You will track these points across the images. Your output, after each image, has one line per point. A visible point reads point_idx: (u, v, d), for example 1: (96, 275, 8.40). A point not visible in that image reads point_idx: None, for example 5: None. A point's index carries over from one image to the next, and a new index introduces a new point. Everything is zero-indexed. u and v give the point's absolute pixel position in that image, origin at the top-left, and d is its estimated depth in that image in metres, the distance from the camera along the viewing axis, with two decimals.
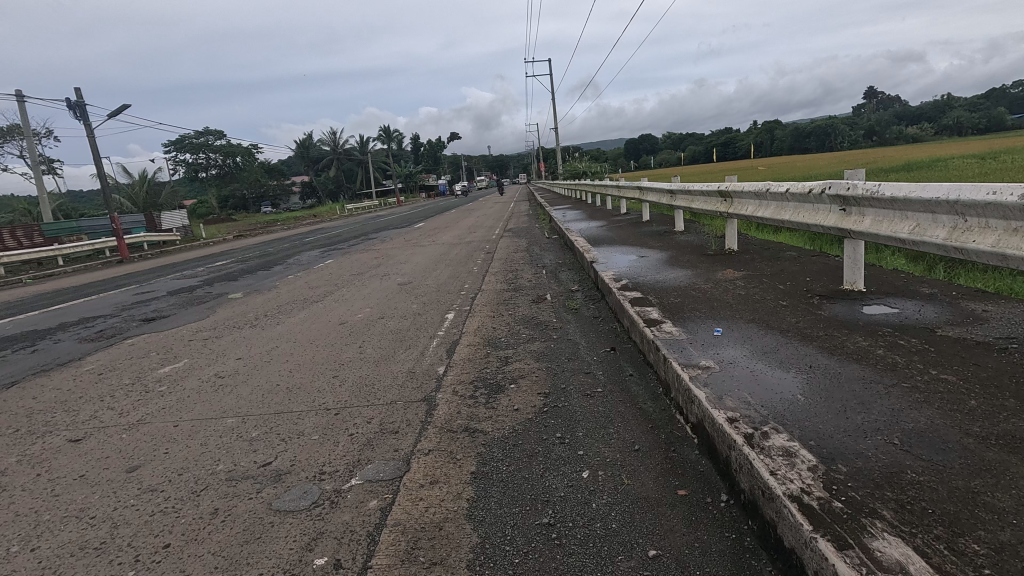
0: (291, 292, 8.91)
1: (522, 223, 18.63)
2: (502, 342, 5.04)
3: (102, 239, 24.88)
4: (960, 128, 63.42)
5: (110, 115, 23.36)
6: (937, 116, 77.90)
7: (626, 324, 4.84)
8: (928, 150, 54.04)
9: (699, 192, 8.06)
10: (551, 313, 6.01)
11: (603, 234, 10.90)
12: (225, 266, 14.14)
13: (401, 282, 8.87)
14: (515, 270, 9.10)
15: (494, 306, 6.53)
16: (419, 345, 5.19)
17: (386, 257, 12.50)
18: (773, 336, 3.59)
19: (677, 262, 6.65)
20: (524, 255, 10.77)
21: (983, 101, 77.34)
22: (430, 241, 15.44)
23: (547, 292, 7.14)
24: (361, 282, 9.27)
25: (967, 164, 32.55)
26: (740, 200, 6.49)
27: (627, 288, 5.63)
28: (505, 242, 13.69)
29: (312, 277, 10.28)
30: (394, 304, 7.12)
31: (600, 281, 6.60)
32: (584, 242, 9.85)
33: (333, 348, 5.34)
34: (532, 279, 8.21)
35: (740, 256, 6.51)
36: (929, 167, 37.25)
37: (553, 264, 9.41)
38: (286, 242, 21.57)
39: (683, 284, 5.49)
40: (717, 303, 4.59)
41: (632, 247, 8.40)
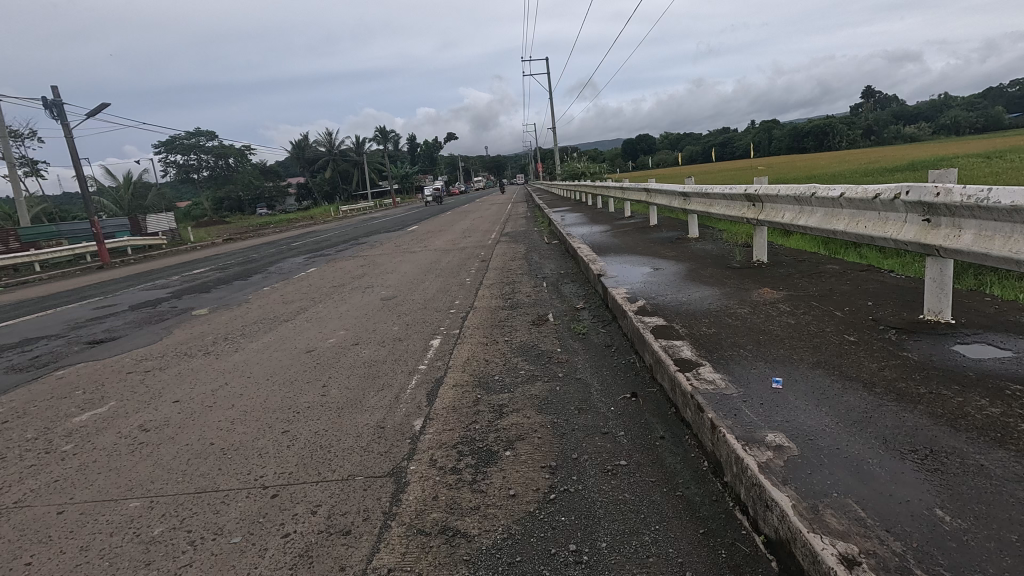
0: (263, 308, 7.99)
1: (520, 227, 17.76)
2: (495, 383, 4.11)
3: (82, 244, 23.89)
4: (962, 127, 62.67)
5: (89, 115, 22.37)
6: (937, 116, 77.39)
7: (649, 361, 3.91)
8: (931, 150, 53.35)
9: (719, 195, 7.15)
10: (554, 340, 5.08)
11: (608, 241, 9.99)
12: (202, 274, 13.21)
13: (385, 296, 7.94)
14: (513, 283, 8.17)
15: (487, 330, 5.61)
16: (394, 384, 4.27)
17: (373, 266, 11.57)
18: (857, 395, 2.67)
19: (699, 277, 5.74)
20: (522, 265, 9.84)
21: (983, 100, 76.84)
22: (422, 247, 14.54)
23: (549, 312, 6.22)
24: (341, 296, 8.32)
25: (974, 164, 31.87)
26: (773, 206, 5.58)
27: (645, 312, 4.71)
28: (502, 248, 12.79)
29: (289, 290, 9.34)
30: (373, 326, 6.19)
31: (611, 299, 5.68)
32: (588, 250, 8.93)
33: (293, 387, 4.42)
34: (531, 294, 7.29)
35: (773, 271, 5.60)
36: (934, 168, 36.56)
37: (554, 275, 8.50)
38: (273, 247, 20.61)
39: (713, 307, 4.57)
40: (763, 337, 3.67)
41: (644, 257, 7.49)
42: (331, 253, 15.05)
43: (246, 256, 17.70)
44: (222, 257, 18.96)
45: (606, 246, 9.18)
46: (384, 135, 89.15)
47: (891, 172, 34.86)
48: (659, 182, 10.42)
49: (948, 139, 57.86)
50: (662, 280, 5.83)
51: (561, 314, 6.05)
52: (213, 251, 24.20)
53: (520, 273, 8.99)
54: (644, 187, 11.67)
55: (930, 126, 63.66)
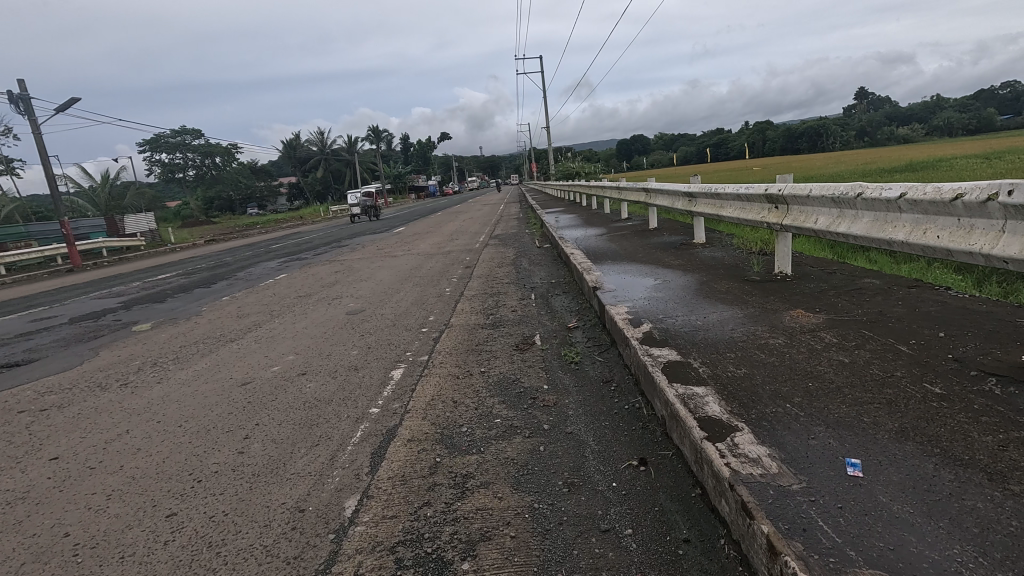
0: (214, 322, 7.05)
1: (510, 230, 16.89)
2: (461, 438, 3.18)
3: (53, 245, 22.83)
4: (956, 128, 62.32)
5: (59, 111, 21.31)
6: (930, 117, 77.27)
7: (662, 412, 3.00)
8: (926, 151, 52.93)
9: (731, 195, 6.26)
10: (541, 372, 4.16)
11: (603, 245, 9.09)
12: (165, 281, 12.20)
13: (352, 310, 7.01)
14: (497, 293, 7.26)
15: (461, 357, 4.68)
16: (334, 437, 3.34)
17: (348, 272, 10.63)
18: (985, 496, 1.78)
19: (714, 293, 4.85)
20: (509, 272, 8.94)
21: (976, 101, 76.73)
22: (405, 250, 13.60)
23: (537, 332, 5.29)
24: (304, 309, 7.38)
25: (972, 165, 31.34)
26: (801, 208, 4.70)
27: (651, 340, 3.80)
28: (489, 252, 11.89)
29: (249, 301, 8.38)
30: (329, 349, 5.26)
31: (609, 320, 4.77)
32: (581, 257, 8.01)
33: (207, 438, 3.49)
34: (516, 308, 6.38)
35: (801, 286, 4.72)
36: (931, 168, 36.01)
37: (544, 285, 7.59)
38: (252, 249, 19.64)
39: (737, 335, 3.67)
40: (813, 385, 2.77)
41: (645, 266, 6.60)
42: (308, 257, 14.09)
43: (220, 259, 16.70)
44: (196, 260, 17.97)
45: (602, 252, 8.28)
46: (376, 134, 88.09)
47: (888, 172, 34.29)
48: (659, 182, 9.55)
49: (944, 140, 57.46)
50: (669, 297, 4.92)
51: (550, 336, 5.14)
52: (192, 253, 23.21)
53: (506, 282, 8.07)
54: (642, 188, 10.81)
55: (925, 128, 63.33)
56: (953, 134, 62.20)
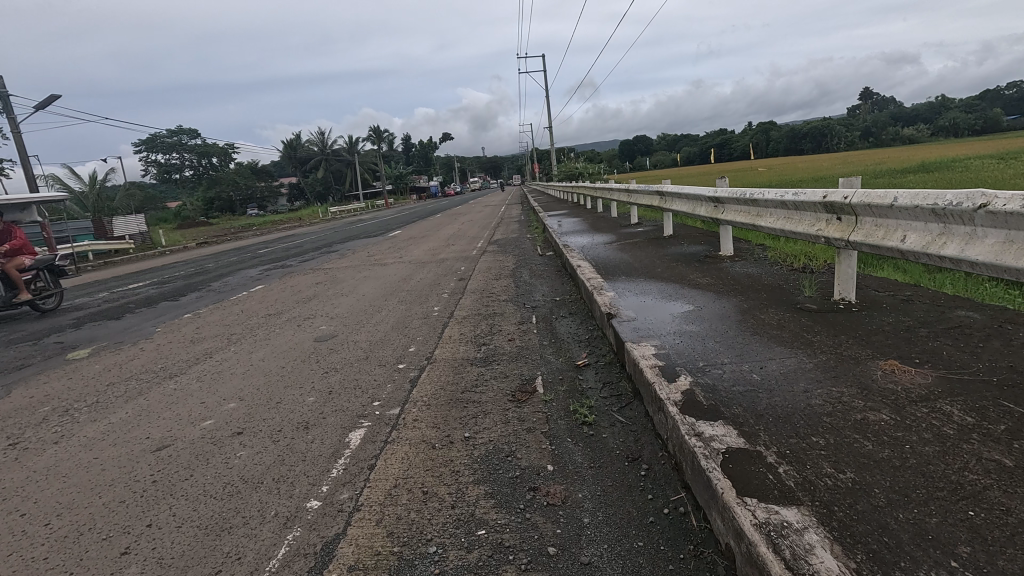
0: (162, 347, 6.06)
1: (510, 234, 15.91)
2: (426, 570, 2.16)
3: (34, 249, 21.91)
4: (965, 129, 61.16)
5: (38, 107, 20.30)
6: (937, 117, 76.21)
7: (728, 541, 1.98)
8: (935, 151, 51.87)
9: (772, 202, 5.24)
10: (543, 441, 3.13)
11: (614, 256, 8.04)
12: (134, 291, 11.20)
13: (323, 335, 6.01)
14: (491, 315, 6.24)
15: (441, 411, 3.66)
16: (246, 557, 2.33)
17: (330, 283, 9.63)
18: None
19: (763, 328, 3.83)
20: (507, 286, 7.91)
21: (984, 101, 75.58)
22: (396, 257, 12.62)
23: (538, 374, 4.26)
24: (269, 333, 6.38)
25: (986, 165, 30.34)
26: (879, 221, 3.67)
27: (695, 406, 2.77)
28: (487, 261, 10.90)
29: (211, 319, 7.38)
30: (279, 394, 4.24)
31: (631, 364, 3.73)
32: (589, 271, 6.99)
33: (73, 550, 2.48)
34: (513, 335, 5.38)
35: (876, 320, 3.70)
36: (943, 169, 34.99)
37: (547, 304, 6.57)
38: (239, 254, 18.67)
39: (817, 401, 2.64)
40: (979, 515, 1.73)
41: (666, 285, 5.57)
42: (292, 265, 13.08)
43: (203, 265, 15.72)
44: (179, 266, 16.99)
45: (613, 265, 7.24)
46: (377, 134, 87.14)
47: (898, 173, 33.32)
48: (676, 186, 8.53)
49: (954, 141, 56.28)
50: (706, 332, 3.90)
51: (555, 380, 4.11)
52: (179, 257, 22.24)
53: (503, 299, 7.05)
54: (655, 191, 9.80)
55: (934, 128, 62.15)
56: (961, 134, 61.11)
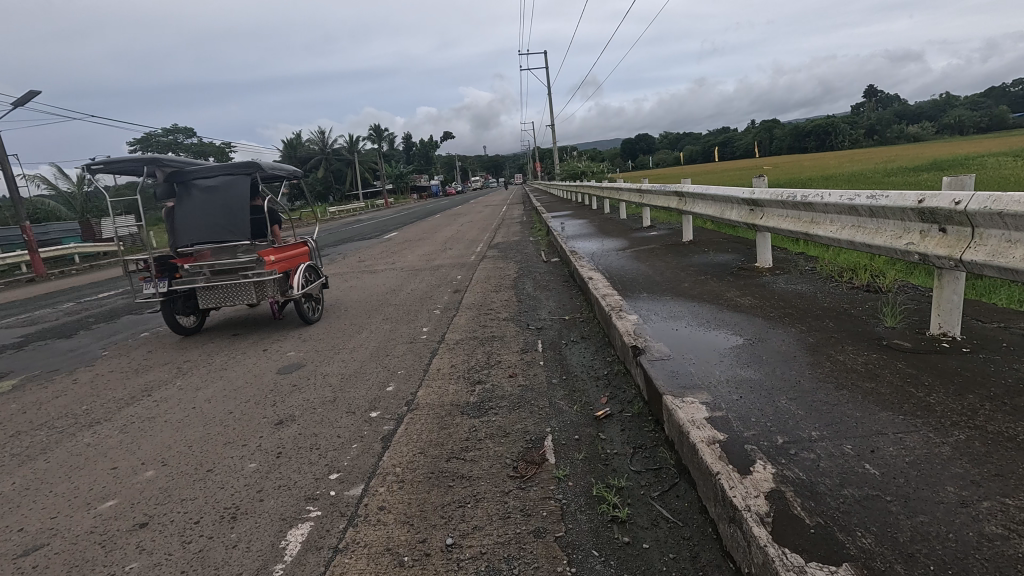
0: (99, 378, 5.13)
1: (511, 238, 14.98)
2: None
3: (15, 252, 21.06)
4: (973, 127, 60.17)
5: (16, 104, 19.40)
6: (943, 115, 75.28)
7: None
8: (944, 150, 50.90)
9: (832, 208, 4.30)
10: (559, 559, 2.18)
11: (630, 266, 7.07)
12: (99, 302, 10.25)
13: (288, 363, 5.07)
14: (490, 339, 5.29)
15: (417, 494, 2.71)
16: None
17: (312, 295, 8.69)
18: None
19: (847, 376, 2.87)
20: (509, 301, 6.95)
21: (990, 99, 74.57)
22: (388, 263, 11.69)
23: (546, 431, 3.30)
24: (227, 359, 5.43)
25: (999, 165, 29.46)
26: (1009, 236, 2.72)
27: (794, 528, 1.81)
28: (485, 268, 9.97)
29: (168, 341, 6.43)
30: (212, 458, 3.29)
31: (673, 428, 2.77)
32: (603, 285, 6.03)
33: None
34: (515, 369, 4.42)
35: (1001, 368, 2.75)
36: (955, 168, 34.05)
37: (554, 325, 5.63)
38: (225, 259, 17.73)
39: (992, 530, 1.69)
40: None
41: (699, 307, 4.62)
42: None
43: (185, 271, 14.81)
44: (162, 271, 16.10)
45: (631, 277, 6.27)
46: (376, 134, 86.20)
47: (907, 173, 32.45)
48: (701, 186, 7.59)
49: (964, 138, 55.05)
50: (771, 381, 2.94)
51: (568, 442, 3.15)
52: (166, 260, 21.34)
53: (504, 318, 6.08)
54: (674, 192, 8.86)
55: (941, 126, 60.97)
56: (969, 132, 60.11)
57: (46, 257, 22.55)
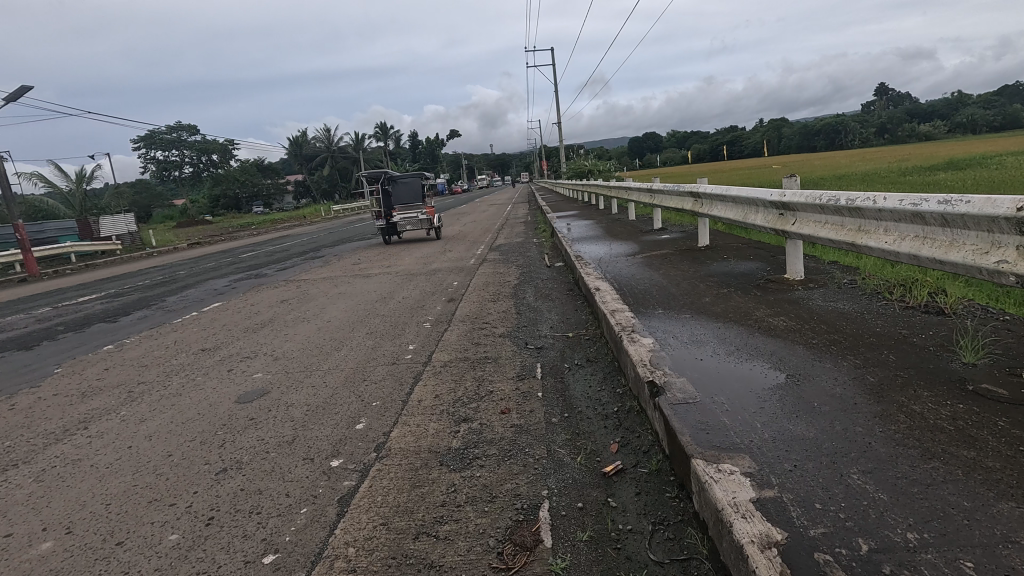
0: (39, 403, 4.53)
1: (514, 239, 14.34)
2: None
3: (8, 251, 20.62)
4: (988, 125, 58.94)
5: (8, 100, 18.91)
6: (957, 113, 73.93)
7: None
8: (959, 149, 49.80)
9: (887, 214, 3.69)
10: None
11: (640, 274, 6.39)
12: (75, 307, 9.68)
13: (251, 389, 4.44)
14: (482, 361, 4.63)
15: None
16: None
17: (296, 302, 8.08)
18: None
19: (932, 439, 2.20)
20: (507, 313, 6.28)
21: (1006, 97, 73.11)
22: (383, 266, 11.08)
23: (542, 494, 2.64)
24: (186, 381, 4.81)
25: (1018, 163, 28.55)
26: None
27: None
28: (485, 273, 9.34)
29: (129, 356, 5.82)
30: (126, 525, 2.65)
31: (707, 508, 2.10)
32: (612, 297, 5.35)
33: None
34: (509, 401, 3.77)
35: None
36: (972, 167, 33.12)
37: (556, 344, 4.98)
38: (219, 259, 17.18)
39: None
40: None
41: (725, 329, 3.95)
42: (266, 275, 11.56)
43: (174, 272, 14.26)
44: (153, 271, 15.59)
45: (643, 289, 5.58)
46: (382, 132, 85.73)
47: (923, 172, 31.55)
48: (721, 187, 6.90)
49: (980, 137, 53.73)
50: (834, 443, 2.27)
51: (569, 512, 2.49)
52: (162, 259, 20.88)
53: (501, 333, 5.42)
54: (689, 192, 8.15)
55: (957, 124, 59.48)
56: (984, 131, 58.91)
57: (42, 256, 22.14)
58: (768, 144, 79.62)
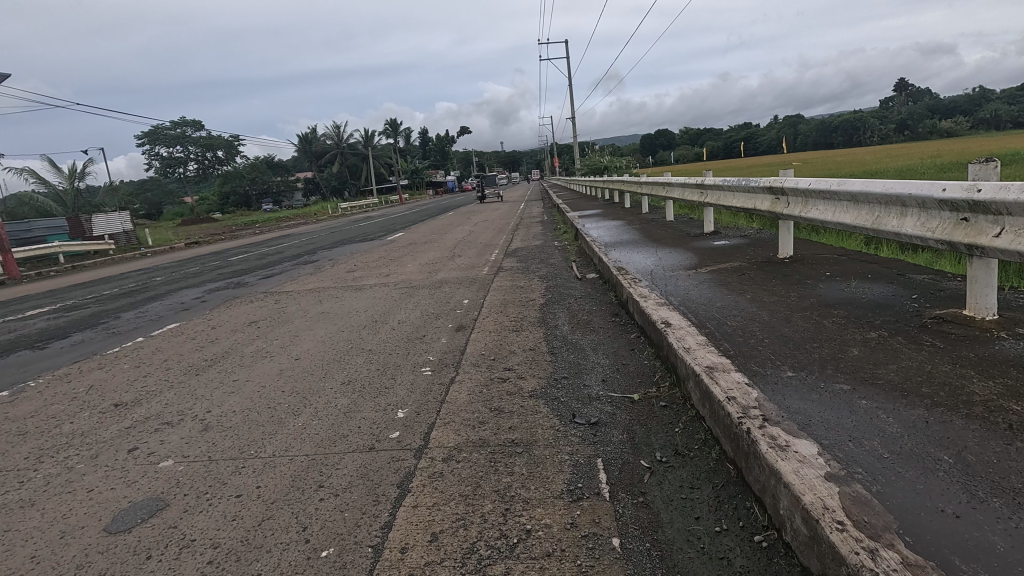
0: None
1: (532, 242, 12.70)
2: None
3: None
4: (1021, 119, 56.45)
5: None
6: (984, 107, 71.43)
7: None
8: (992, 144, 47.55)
9: None
10: None
11: (719, 299, 4.65)
12: (14, 324, 8.12)
13: (144, 499, 2.80)
14: (509, 455, 2.94)
15: None
16: None
17: (268, 326, 6.47)
18: None
19: None
20: (537, 353, 4.58)
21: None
22: (383, 276, 9.46)
23: None
24: (58, 471, 3.18)
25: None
26: None
27: None
28: (502, 287, 7.68)
29: (14, 414, 4.20)
30: None
31: None
32: (697, 342, 3.62)
33: None
34: (563, 561, 2.09)
35: None
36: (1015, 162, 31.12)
37: (617, 418, 3.29)
38: (207, 261, 15.65)
39: None
40: None
41: (938, 424, 2.26)
42: (247, 285, 9.96)
43: (151, 279, 12.73)
44: (131, 276, 14.10)
45: (738, 326, 3.85)
46: (392, 128, 84.39)
47: (963, 168, 29.66)
48: (813, 180, 5.27)
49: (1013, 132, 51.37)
50: None
51: None
52: (151, 262, 19.45)
53: (533, 394, 3.72)
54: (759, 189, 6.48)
55: (988, 120, 56.65)
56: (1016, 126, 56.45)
57: (27, 256, 20.80)
58: (788, 141, 77.00)
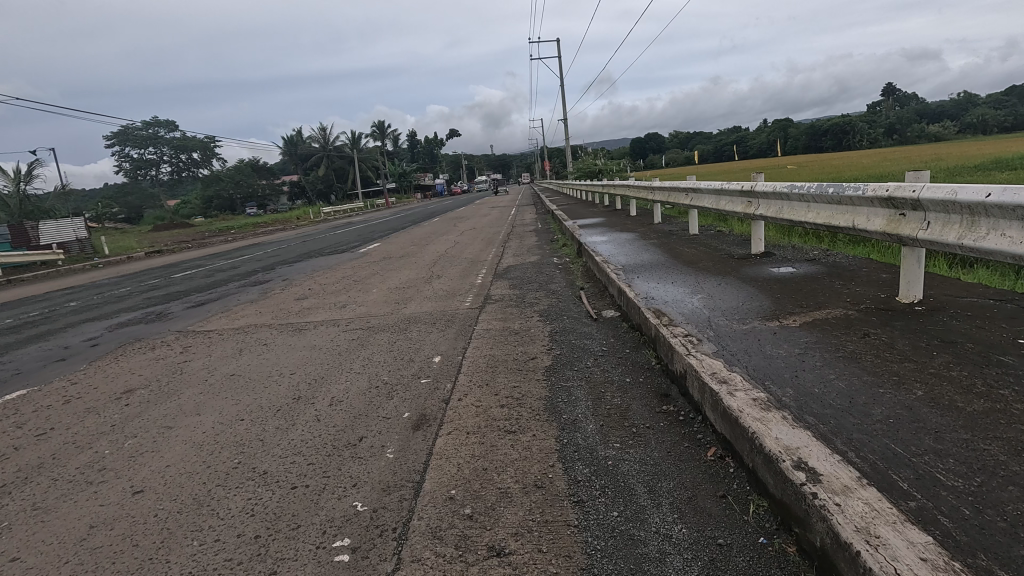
0: None
1: (525, 258, 10.70)
2: None
3: None
4: (1009, 124, 55.78)
5: None
6: (969, 111, 71.64)
7: None
8: (986, 147, 46.68)
9: None
10: None
11: (869, 398, 2.64)
12: None
13: None
14: None
15: None
16: None
17: (138, 403, 4.35)
18: None
19: None
20: (550, 505, 2.53)
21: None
22: (335, 309, 7.37)
23: None
24: None
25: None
26: None
27: None
28: (488, 330, 5.64)
29: None
30: None
31: None
32: (926, 565, 1.59)
33: None
34: None
35: None
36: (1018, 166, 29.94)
37: None
38: (146, 279, 13.40)
39: None
40: None
41: None
42: (163, 319, 7.79)
43: (65, 303, 10.51)
44: (47, 297, 11.82)
45: (982, 500, 1.83)
46: (379, 130, 82.30)
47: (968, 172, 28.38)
48: (965, 183, 3.37)
49: (1007, 135, 50.56)
50: None
51: None
52: (91, 275, 17.06)
53: None
54: (848, 198, 4.56)
55: (982, 123, 55.89)
56: (1008, 129, 55.71)
57: None
58: (781, 144, 75.79)
